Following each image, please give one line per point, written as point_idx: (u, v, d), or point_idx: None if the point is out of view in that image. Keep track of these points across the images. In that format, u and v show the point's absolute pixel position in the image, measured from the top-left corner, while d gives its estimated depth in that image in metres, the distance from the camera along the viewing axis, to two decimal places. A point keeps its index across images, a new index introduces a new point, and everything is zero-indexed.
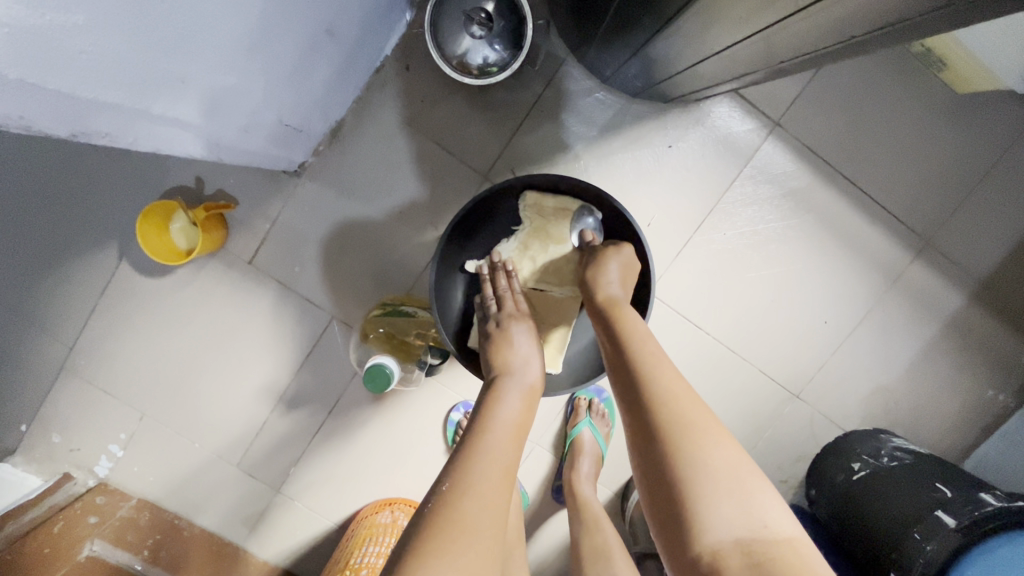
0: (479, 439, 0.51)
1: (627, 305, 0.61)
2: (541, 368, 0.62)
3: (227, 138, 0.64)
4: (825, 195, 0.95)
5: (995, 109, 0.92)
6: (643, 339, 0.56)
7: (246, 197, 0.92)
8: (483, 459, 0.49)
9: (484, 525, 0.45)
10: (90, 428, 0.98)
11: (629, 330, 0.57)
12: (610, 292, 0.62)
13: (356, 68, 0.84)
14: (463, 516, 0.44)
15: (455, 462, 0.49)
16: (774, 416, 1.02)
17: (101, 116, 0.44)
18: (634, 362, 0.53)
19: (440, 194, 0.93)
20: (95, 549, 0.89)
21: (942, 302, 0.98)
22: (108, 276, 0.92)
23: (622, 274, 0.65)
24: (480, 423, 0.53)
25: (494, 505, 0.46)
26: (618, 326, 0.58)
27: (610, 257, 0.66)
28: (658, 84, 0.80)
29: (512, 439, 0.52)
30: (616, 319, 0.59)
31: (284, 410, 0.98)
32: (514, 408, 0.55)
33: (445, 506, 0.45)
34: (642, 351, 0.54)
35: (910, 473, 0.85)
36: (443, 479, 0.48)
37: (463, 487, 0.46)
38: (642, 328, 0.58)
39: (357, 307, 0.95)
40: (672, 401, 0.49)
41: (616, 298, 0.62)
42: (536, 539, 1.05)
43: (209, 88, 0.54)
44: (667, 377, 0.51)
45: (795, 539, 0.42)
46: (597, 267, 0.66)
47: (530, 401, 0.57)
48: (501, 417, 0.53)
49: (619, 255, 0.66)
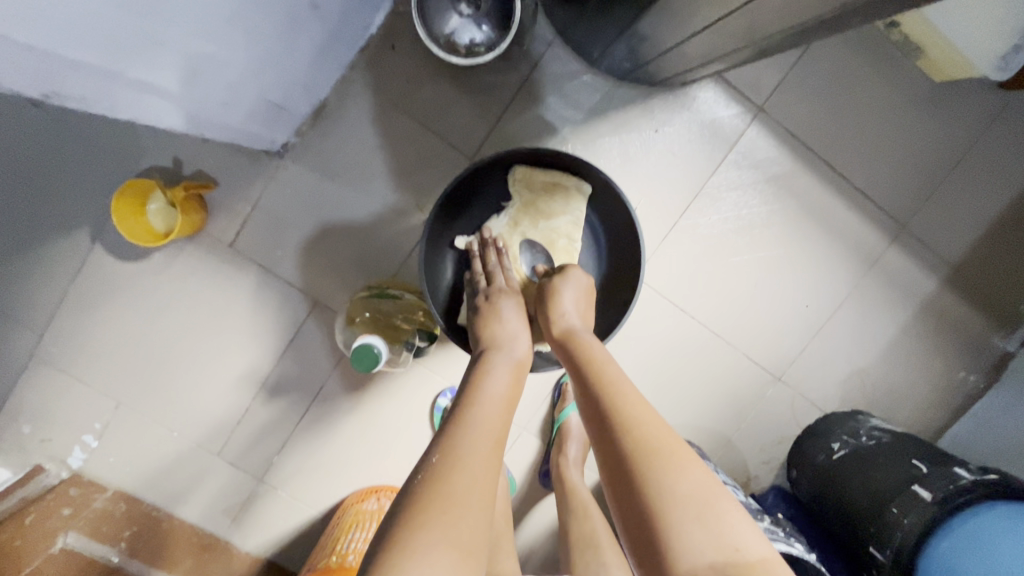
0: (462, 416, 0.50)
1: (588, 334, 0.61)
2: (529, 343, 0.61)
3: (207, 110, 0.62)
4: (806, 179, 0.96)
5: (968, 96, 0.95)
6: (605, 365, 0.56)
7: (227, 179, 0.90)
8: (469, 436, 0.48)
9: (473, 495, 0.44)
10: (62, 418, 0.94)
11: (591, 357, 0.57)
12: (568, 319, 0.63)
13: (340, 45, 0.82)
14: (453, 489, 0.44)
15: (439, 440, 0.48)
16: (757, 399, 1.04)
17: (75, 78, 0.42)
18: (598, 388, 0.53)
19: (426, 177, 0.92)
20: (70, 541, 0.87)
21: (917, 286, 1.00)
22: (81, 260, 0.89)
23: (578, 302, 0.65)
24: (465, 402, 0.52)
25: (486, 477, 0.46)
26: (581, 353, 0.58)
27: (560, 284, 0.65)
28: (645, 65, 0.80)
29: (500, 414, 0.52)
30: (580, 348, 0.59)
31: (267, 397, 0.97)
32: (502, 384, 0.54)
33: (433, 480, 0.44)
34: (606, 376, 0.54)
35: (888, 450, 0.87)
36: (431, 454, 0.47)
37: (452, 460, 0.46)
38: (604, 354, 0.58)
39: (343, 291, 0.94)
40: (637, 425, 0.49)
41: (575, 329, 0.61)
42: (524, 524, 1.05)
43: (189, 54, 0.52)
44: (631, 400, 0.52)
45: (766, 560, 0.43)
46: (555, 290, 0.65)
47: (518, 375, 0.57)
48: (487, 393, 0.53)
49: (573, 277, 0.67)
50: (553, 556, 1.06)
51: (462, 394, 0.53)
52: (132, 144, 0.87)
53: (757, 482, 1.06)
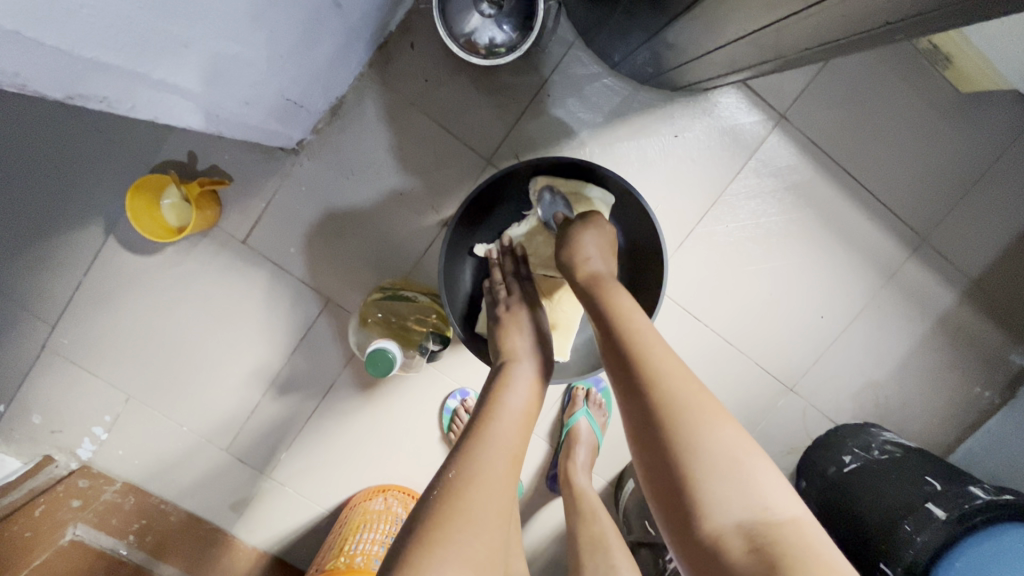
0: (484, 425, 0.50)
1: (613, 283, 0.60)
2: (544, 355, 0.61)
3: (227, 109, 0.61)
4: (827, 189, 0.95)
5: (995, 108, 0.93)
6: (634, 319, 0.54)
7: (241, 175, 0.89)
8: (489, 450, 0.48)
9: (488, 511, 0.43)
10: (72, 409, 0.95)
11: (617, 309, 0.55)
12: (592, 269, 0.61)
13: (360, 42, 0.81)
14: (470, 504, 0.43)
15: (456, 454, 0.48)
16: (768, 409, 1.03)
17: (100, 80, 0.41)
18: (626, 340, 0.52)
19: (442, 178, 0.91)
20: (78, 533, 0.85)
21: (935, 300, 0.99)
22: (93, 252, 0.89)
23: (601, 249, 0.64)
24: (484, 412, 0.52)
25: (501, 496, 0.45)
26: (606, 306, 0.56)
27: (583, 230, 0.65)
28: (669, 71, 0.79)
29: (519, 428, 0.51)
30: (605, 299, 0.57)
31: (276, 394, 0.96)
32: (521, 397, 0.54)
33: (447, 497, 0.44)
34: (634, 330, 0.53)
35: (901, 466, 0.87)
36: (446, 471, 0.47)
37: (468, 476, 0.45)
38: (632, 306, 0.56)
39: (355, 290, 0.93)
40: (667, 380, 0.48)
41: (601, 275, 0.60)
42: (530, 527, 1.05)
43: (212, 54, 0.51)
44: (660, 355, 0.50)
45: (798, 518, 0.41)
46: (575, 244, 0.64)
47: (535, 386, 0.56)
48: (506, 404, 0.52)
49: (598, 227, 0.66)
50: (558, 560, 1.06)
51: (483, 403, 0.53)
52: (146, 137, 0.86)
53: None
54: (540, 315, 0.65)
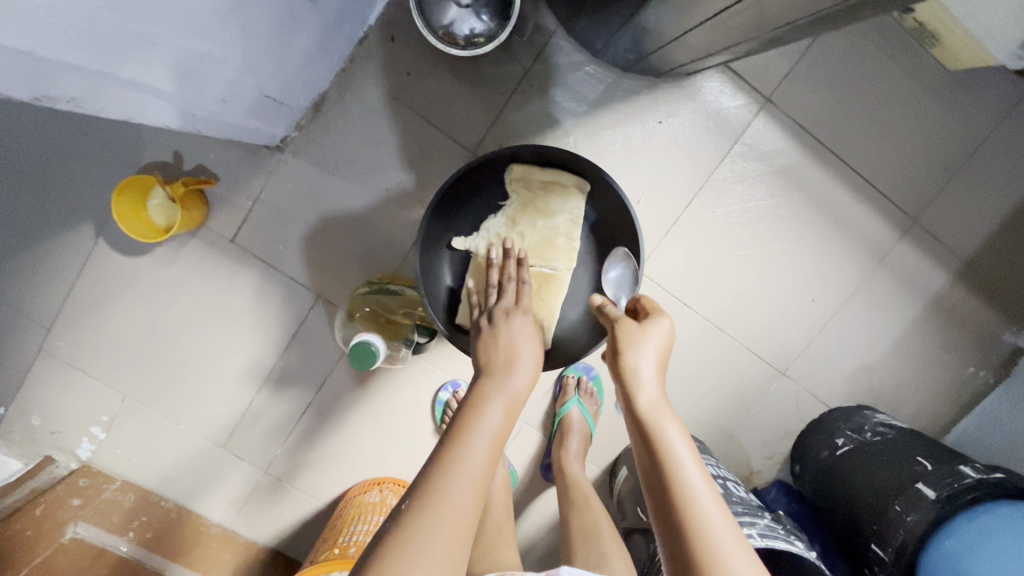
0: (457, 458, 0.47)
1: (665, 399, 0.53)
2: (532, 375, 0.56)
3: (203, 108, 0.61)
4: (815, 172, 0.94)
5: (985, 84, 0.92)
6: (688, 464, 0.49)
7: (227, 174, 0.90)
8: (455, 487, 0.46)
9: (438, 553, 0.42)
10: (71, 410, 0.96)
11: (671, 448, 0.49)
12: (649, 388, 0.53)
13: (339, 37, 0.81)
14: (422, 544, 0.42)
15: (420, 485, 0.46)
16: (760, 394, 1.03)
17: (65, 80, 0.41)
18: (673, 490, 0.47)
19: (427, 171, 0.91)
20: (79, 531, 0.87)
21: (926, 281, 0.98)
22: (85, 255, 0.90)
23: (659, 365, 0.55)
24: (457, 440, 0.49)
25: (458, 538, 0.44)
26: (659, 438, 0.50)
27: (645, 337, 0.55)
28: (649, 57, 0.78)
29: (492, 462, 0.49)
30: (656, 428, 0.51)
31: (270, 391, 0.97)
32: (499, 422, 0.51)
33: (401, 531, 0.43)
34: (687, 479, 0.48)
35: (893, 447, 0.86)
36: (408, 502, 0.46)
37: (426, 514, 0.44)
38: (686, 447, 0.50)
39: (344, 285, 0.94)
40: (718, 538, 0.45)
41: (656, 395, 0.53)
42: (526, 516, 1.06)
43: (182, 52, 0.51)
44: (712, 520, 0.46)
45: None
46: (633, 349, 0.55)
47: (516, 411, 0.53)
48: (483, 438, 0.49)
49: (654, 333, 0.56)
50: (555, 549, 1.07)
51: (459, 427, 0.50)
52: (131, 138, 0.87)
53: (759, 476, 1.07)
54: (528, 321, 0.63)
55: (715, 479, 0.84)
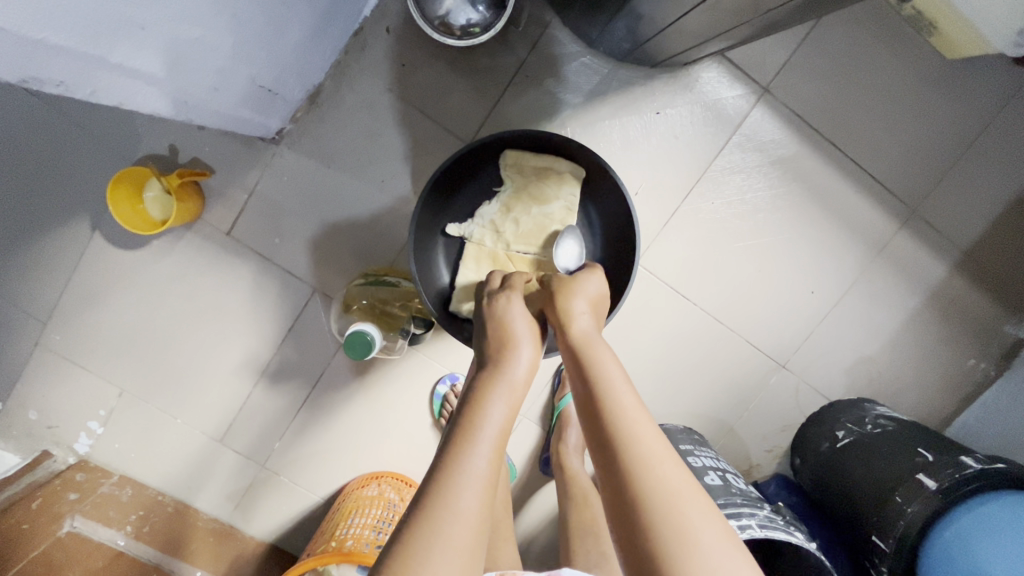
0: (454, 467, 0.45)
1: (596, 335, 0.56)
2: (534, 365, 0.55)
3: (195, 96, 0.61)
4: (813, 162, 0.94)
5: (984, 74, 0.91)
6: (621, 386, 0.50)
7: (223, 167, 0.90)
8: (459, 497, 0.44)
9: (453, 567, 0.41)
10: (67, 405, 0.96)
11: (604, 374, 0.51)
12: (581, 324, 0.56)
13: (333, 28, 0.81)
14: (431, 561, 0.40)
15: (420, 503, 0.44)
16: (760, 386, 1.02)
17: (54, 61, 0.41)
18: (608, 411, 0.48)
19: (423, 163, 0.91)
20: (76, 525, 0.87)
21: (926, 273, 0.98)
22: (81, 248, 0.90)
23: (589, 305, 0.59)
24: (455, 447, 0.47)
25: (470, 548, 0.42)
26: (590, 363, 0.52)
27: (576, 286, 0.60)
28: (645, 45, 0.77)
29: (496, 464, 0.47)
30: (591, 359, 0.53)
31: (267, 385, 0.97)
32: (501, 418, 0.49)
33: (405, 554, 0.41)
34: (621, 401, 0.49)
35: (893, 439, 0.86)
36: (408, 522, 0.43)
37: (429, 529, 0.42)
38: (619, 369, 0.52)
39: (340, 278, 0.94)
40: (638, 439, 0.46)
41: (587, 329, 0.56)
42: (525, 511, 1.05)
43: (172, 37, 0.51)
44: (642, 429, 0.47)
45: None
46: (566, 295, 0.59)
47: (517, 403, 0.51)
48: (481, 437, 0.47)
49: (584, 285, 0.61)
50: (555, 544, 1.06)
51: (458, 432, 0.48)
52: (127, 131, 0.87)
53: (759, 470, 1.06)
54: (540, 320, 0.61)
55: (714, 471, 0.84)
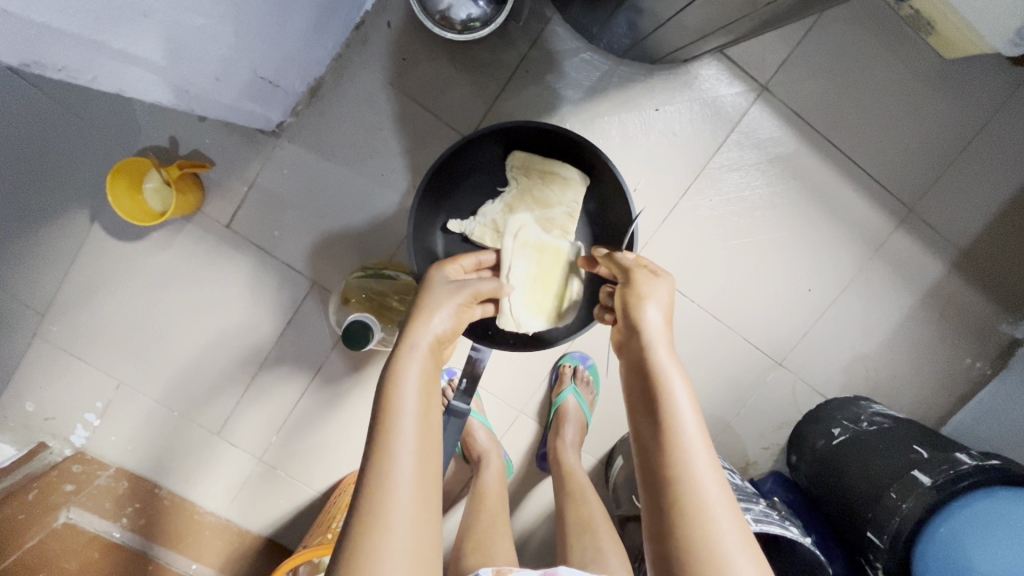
0: (390, 450, 0.45)
1: (670, 356, 0.51)
2: (449, 327, 0.54)
3: (196, 86, 0.61)
4: (811, 160, 0.94)
5: (981, 73, 0.92)
6: (686, 418, 0.47)
7: (223, 159, 0.90)
8: (400, 484, 0.44)
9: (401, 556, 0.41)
10: (65, 396, 0.96)
11: (669, 401, 0.48)
12: (656, 342, 0.52)
13: (334, 21, 0.81)
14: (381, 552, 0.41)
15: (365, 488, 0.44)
16: (757, 383, 1.02)
17: (56, 46, 0.41)
18: (666, 444, 0.46)
19: (423, 157, 0.91)
20: (72, 516, 0.86)
21: (923, 271, 0.98)
22: (81, 239, 0.90)
23: (664, 316, 0.54)
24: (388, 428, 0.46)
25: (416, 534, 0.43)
26: (658, 388, 0.49)
27: (649, 292, 0.54)
28: (644, 41, 0.78)
29: (427, 439, 0.47)
30: (659, 385, 0.49)
31: (265, 378, 0.97)
32: (419, 380, 0.49)
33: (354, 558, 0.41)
34: (684, 436, 0.46)
35: (888, 436, 0.86)
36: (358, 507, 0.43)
37: (377, 517, 0.42)
38: (688, 399, 0.48)
39: (339, 271, 0.94)
40: (696, 487, 0.44)
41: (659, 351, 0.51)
42: (522, 507, 1.05)
43: (174, 26, 0.51)
44: (700, 471, 0.45)
45: None
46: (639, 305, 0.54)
47: (433, 367, 0.51)
48: (407, 414, 0.46)
49: (658, 291, 0.55)
50: (552, 540, 1.06)
51: (380, 407, 0.47)
52: (128, 123, 0.87)
53: (755, 467, 1.06)
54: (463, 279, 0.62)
55: None
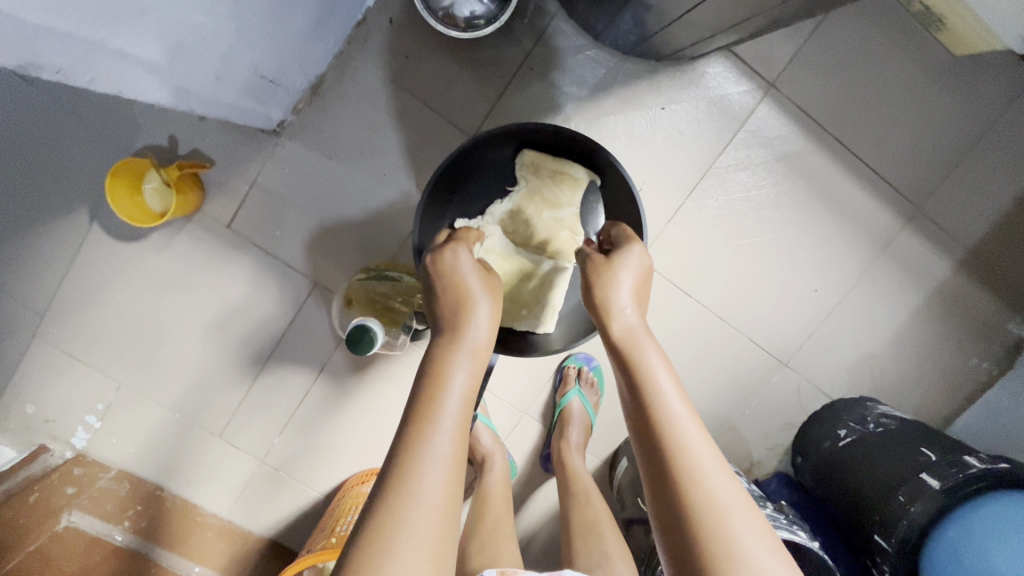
0: (415, 436, 0.45)
1: (641, 327, 0.52)
2: (491, 323, 0.53)
3: (195, 85, 0.60)
4: (818, 159, 0.93)
5: (990, 71, 0.90)
6: (673, 398, 0.47)
7: (223, 158, 0.89)
8: (429, 472, 0.44)
9: (421, 545, 0.42)
10: (67, 398, 0.95)
11: (654, 381, 0.48)
12: (626, 312, 0.53)
13: (335, 18, 0.79)
14: (398, 538, 0.41)
15: (391, 476, 0.44)
16: (762, 384, 1.02)
17: (53, 47, 0.40)
18: (648, 404, 0.47)
19: (426, 156, 0.90)
20: (73, 519, 0.88)
21: (930, 271, 0.97)
22: (79, 240, 0.89)
23: (634, 287, 0.54)
24: (422, 419, 0.47)
25: (441, 527, 0.43)
26: (634, 357, 0.50)
27: (617, 262, 0.55)
28: (651, 38, 0.77)
29: (461, 434, 0.47)
30: (634, 353, 0.50)
31: (267, 379, 0.96)
32: (462, 387, 0.49)
33: (376, 542, 0.41)
34: (669, 408, 0.47)
35: (895, 439, 0.85)
36: (381, 495, 0.44)
37: (400, 506, 0.42)
38: (668, 374, 0.49)
39: (341, 271, 0.93)
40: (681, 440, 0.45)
41: (632, 322, 0.52)
42: (525, 508, 1.05)
43: (173, 25, 0.50)
44: (699, 451, 0.45)
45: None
46: (606, 280, 0.54)
47: (480, 366, 0.51)
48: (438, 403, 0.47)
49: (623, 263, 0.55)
50: (555, 541, 1.06)
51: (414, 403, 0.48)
52: (127, 121, 0.86)
53: (760, 468, 1.06)
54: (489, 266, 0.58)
55: None
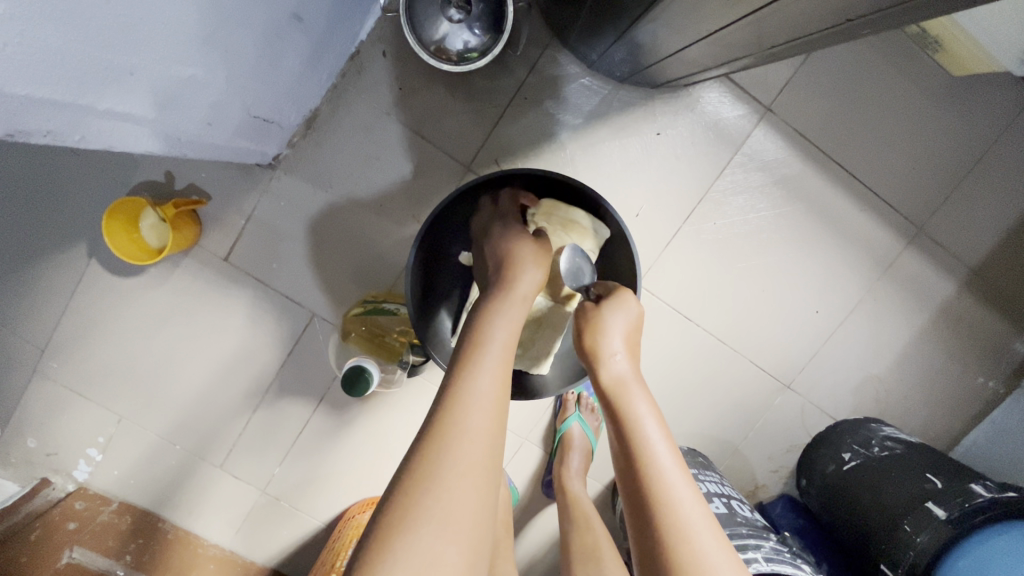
0: (459, 386, 0.47)
1: (634, 378, 0.53)
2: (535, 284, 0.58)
3: (188, 132, 0.60)
4: (816, 181, 0.92)
5: (990, 90, 0.90)
6: (663, 451, 0.49)
7: (219, 192, 0.89)
8: (473, 412, 0.46)
9: (466, 477, 0.43)
10: (66, 432, 0.95)
11: (645, 434, 0.50)
12: (619, 361, 0.54)
13: (328, 54, 0.80)
14: (438, 480, 0.42)
15: (433, 418, 0.46)
16: (764, 407, 1.01)
17: (41, 114, 0.40)
18: (640, 454, 0.49)
19: (422, 186, 0.90)
20: (76, 556, 0.89)
21: (933, 291, 0.96)
22: (78, 274, 0.89)
23: (625, 335, 0.55)
24: (466, 364, 0.49)
25: (485, 461, 0.45)
26: (628, 407, 0.51)
27: (611, 308, 0.57)
28: (645, 69, 0.76)
29: (502, 381, 0.49)
30: (626, 403, 0.52)
31: (267, 410, 0.96)
32: (505, 337, 0.52)
33: (421, 479, 0.42)
34: (659, 460, 0.49)
35: (901, 464, 0.84)
36: (424, 433, 0.45)
37: (442, 440, 0.44)
38: (658, 426, 0.51)
39: (340, 302, 0.93)
40: (670, 490, 0.47)
41: (627, 371, 0.54)
42: (527, 533, 1.04)
43: (162, 79, 0.50)
44: (687, 505, 0.47)
45: None
46: (600, 327, 0.55)
47: (521, 322, 0.55)
48: (483, 358, 0.49)
49: (615, 314, 0.56)
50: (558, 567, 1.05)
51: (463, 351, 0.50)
52: (122, 158, 0.86)
53: (765, 491, 1.05)
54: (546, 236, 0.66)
55: (719, 498, 0.82)
